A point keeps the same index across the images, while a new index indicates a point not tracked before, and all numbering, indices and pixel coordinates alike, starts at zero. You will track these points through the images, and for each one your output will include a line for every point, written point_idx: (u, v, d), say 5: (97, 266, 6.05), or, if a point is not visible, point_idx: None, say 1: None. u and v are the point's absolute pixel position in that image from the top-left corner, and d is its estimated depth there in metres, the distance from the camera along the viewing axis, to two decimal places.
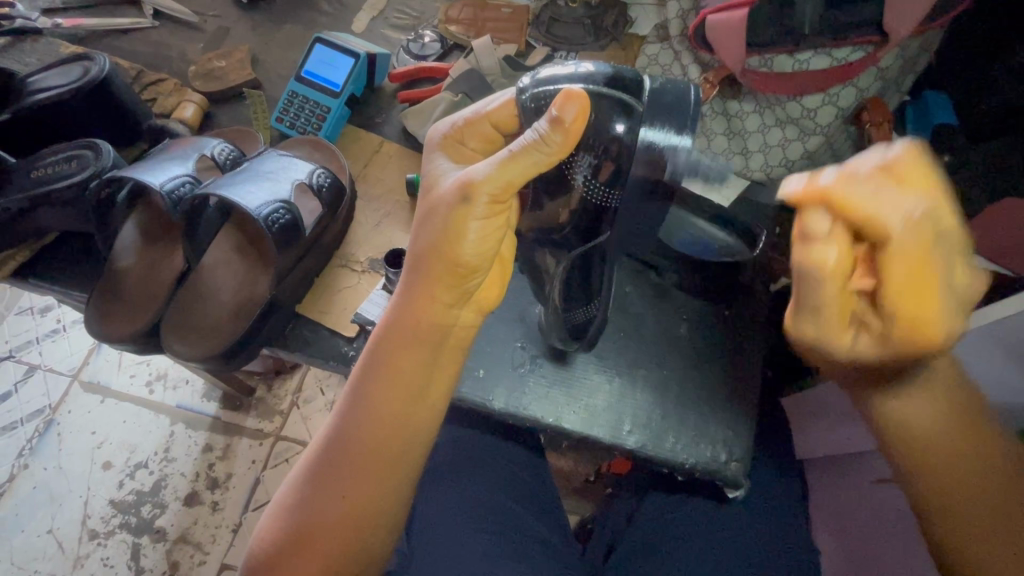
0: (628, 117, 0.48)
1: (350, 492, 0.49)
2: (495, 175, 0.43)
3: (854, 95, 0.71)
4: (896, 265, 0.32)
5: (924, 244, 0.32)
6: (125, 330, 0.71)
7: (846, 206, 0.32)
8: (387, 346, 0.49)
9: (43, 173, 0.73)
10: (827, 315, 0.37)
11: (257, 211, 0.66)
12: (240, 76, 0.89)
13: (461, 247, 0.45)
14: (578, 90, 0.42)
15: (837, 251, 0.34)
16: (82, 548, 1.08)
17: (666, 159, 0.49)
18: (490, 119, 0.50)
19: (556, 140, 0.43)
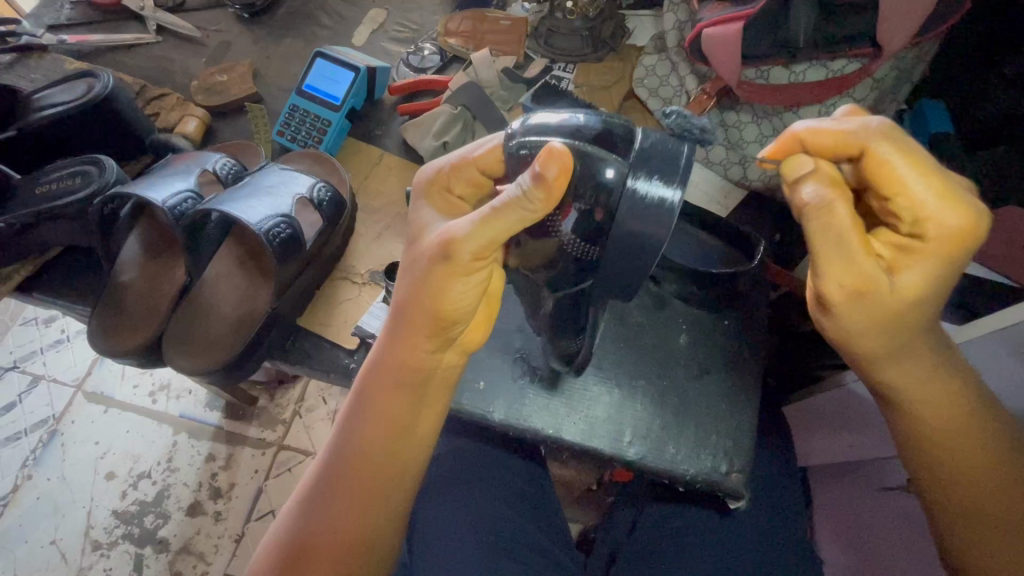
0: (618, 164, 0.46)
1: (337, 531, 0.49)
2: (473, 237, 0.45)
3: (850, 107, 0.71)
4: (885, 162, 0.41)
5: (899, 142, 0.41)
6: (129, 344, 0.72)
7: (821, 139, 0.43)
8: (373, 379, 0.51)
9: (48, 189, 0.74)
10: (852, 252, 0.41)
11: (258, 225, 0.67)
12: (242, 90, 0.90)
13: (447, 299, 0.48)
14: (560, 147, 0.41)
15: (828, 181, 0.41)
16: (85, 558, 1.08)
17: (650, 210, 0.45)
18: (473, 165, 0.52)
19: (539, 197, 0.42)
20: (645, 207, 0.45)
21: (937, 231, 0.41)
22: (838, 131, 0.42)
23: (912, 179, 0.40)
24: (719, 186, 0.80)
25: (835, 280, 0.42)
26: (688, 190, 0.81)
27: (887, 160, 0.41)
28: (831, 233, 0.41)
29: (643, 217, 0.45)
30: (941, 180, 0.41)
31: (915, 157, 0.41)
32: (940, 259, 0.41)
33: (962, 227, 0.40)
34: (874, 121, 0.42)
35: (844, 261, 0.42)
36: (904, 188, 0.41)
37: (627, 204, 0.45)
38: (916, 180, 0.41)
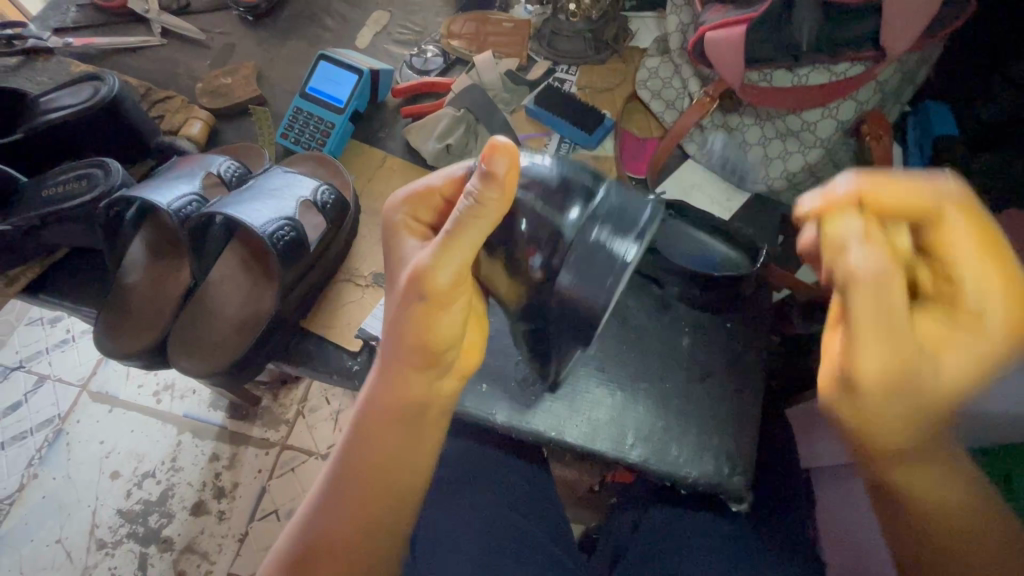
0: (585, 206, 0.46)
1: (342, 551, 0.50)
2: (442, 265, 0.45)
3: (853, 109, 0.71)
4: (952, 237, 0.39)
5: (973, 210, 0.39)
6: (133, 346, 0.72)
7: (878, 199, 0.39)
8: (366, 407, 0.51)
9: (55, 191, 0.74)
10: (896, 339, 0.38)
11: (262, 228, 0.67)
12: (246, 92, 0.90)
13: (436, 331, 0.48)
14: (504, 143, 0.42)
15: (881, 250, 0.37)
16: (90, 557, 1.09)
17: (607, 260, 0.45)
18: (437, 194, 0.53)
19: (494, 196, 0.43)
20: (597, 258, 0.45)
21: (988, 321, 0.39)
22: (907, 191, 0.38)
23: (975, 256, 0.38)
24: (722, 188, 0.80)
25: (869, 364, 0.39)
26: (690, 192, 0.81)
27: (955, 236, 0.38)
28: (878, 313, 0.37)
29: (590, 269, 0.45)
30: (1004, 263, 0.39)
31: (986, 232, 0.38)
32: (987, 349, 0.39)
33: (1021, 311, 0.39)
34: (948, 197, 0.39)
35: (881, 342, 0.38)
36: (970, 266, 0.39)
37: (580, 253, 0.45)
38: (979, 259, 0.38)
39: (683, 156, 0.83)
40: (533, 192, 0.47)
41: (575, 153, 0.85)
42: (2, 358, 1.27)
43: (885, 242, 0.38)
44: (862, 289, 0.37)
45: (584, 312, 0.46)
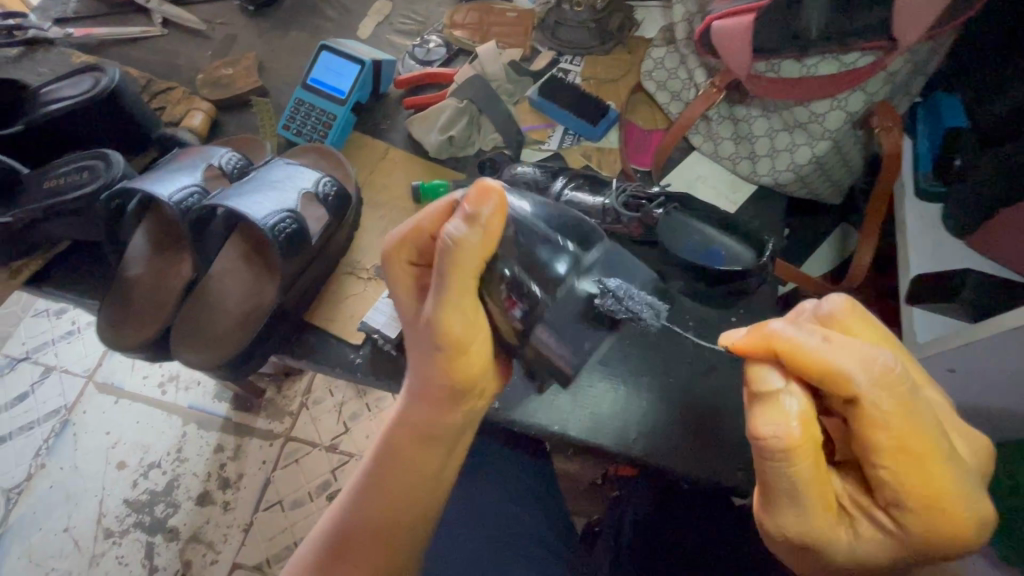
0: (573, 265, 0.49)
1: (367, 557, 0.51)
2: (451, 311, 0.47)
3: (863, 101, 0.70)
4: (873, 424, 0.39)
5: (900, 399, 0.39)
6: (137, 339, 0.73)
7: (804, 364, 0.39)
8: (396, 425, 0.54)
9: (57, 183, 0.74)
10: (813, 508, 0.41)
11: (264, 220, 0.67)
12: (247, 83, 0.90)
13: (462, 365, 0.50)
14: (493, 188, 0.45)
15: (798, 421, 0.39)
16: (98, 546, 1.10)
17: (590, 322, 0.49)
18: (424, 232, 0.52)
19: (477, 236, 0.45)
20: (575, 314, 0.49)
21: (906, 515, 0.40)
22: (825, 359, 0.39)
23: (896, 449, 0.39)
24: (727, 181, 0.79)
25: (791, 526, 0.42)
26: (695, 184, 0.80)
27: (874, 423, 0.39)
28: (793, 481, 0.40)
29: (566, 325, 0.49)
30: (931, 467, 0.39)
31: (915, 426, 0.39)
32: (906, 536, 0.41)
33: (942, 509, 0.40)
34: (881, 368, 0.39)
35: (798, 509, 0.41)
36: (891, 461, 0.39)
37: (560, 309, 0.49)
38: (898, 454, 0.39)
39: (688, 148, 0.82)
40: (524, 239, 0.50)
41: (579, 146, 0.84)
42: (9, 349, 1.28)
43: (804, 418, 0.40)
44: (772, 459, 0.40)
45: (556, 365, 0.50)
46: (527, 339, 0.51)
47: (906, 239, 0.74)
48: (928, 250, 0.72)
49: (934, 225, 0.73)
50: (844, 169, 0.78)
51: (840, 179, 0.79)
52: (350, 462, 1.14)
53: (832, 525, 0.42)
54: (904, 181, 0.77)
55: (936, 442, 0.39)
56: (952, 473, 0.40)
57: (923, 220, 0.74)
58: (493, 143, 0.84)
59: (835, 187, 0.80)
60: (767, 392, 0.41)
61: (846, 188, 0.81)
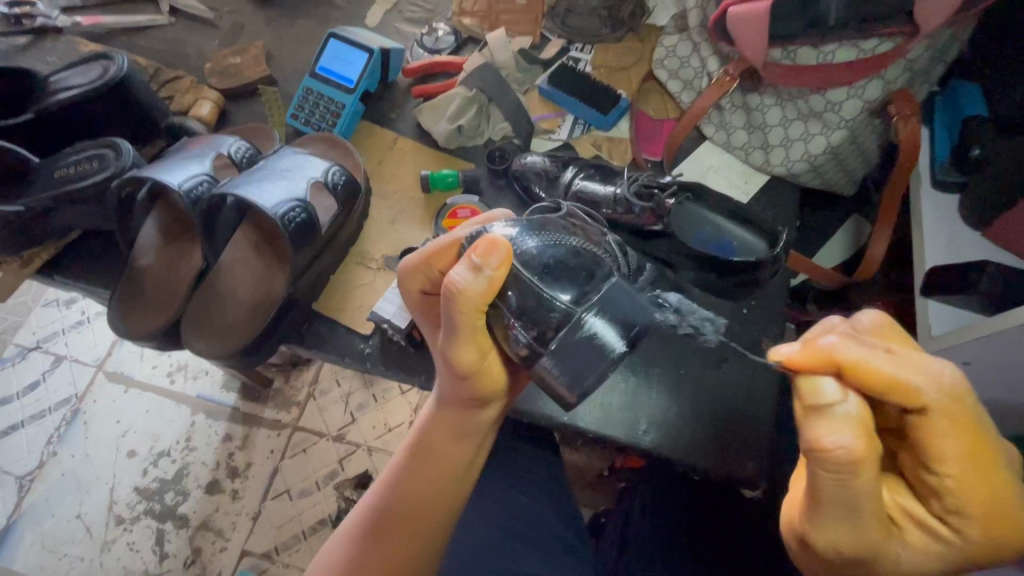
0: (579, 292, 0.43)
1: (395, 550, 0.52)
2: (464, 346, 0.47)
3: (880, 89, 0.69)
4: (937, 434, 0.36)
5: (960, 404, 0.36)
6: (147, 329, 0.73)
7: (867, 376, 0.36)
8: (429, 428, 0.55)
9: (66, 172, 0.74)
10: (868, 518, 0.37)
11: (274, 209, 0.67)
12: (255, 72, 0.89)
13: (485, 384, 0.50)
14: (503, 241, 0.43)
15: (860, 434, 0.35)
16: (109, 532, 1.11)
17: (597, 351, 0.42)
18: (436, 269, 0.52)
19: (479, 287, 0.43)
20: (586, 350, 0.42)
21: (962, 519, 0.38)
22: (892, 370, 0.35)
23: (955, 458, 0.37)
24: (739, 170, 0.79)
25: (838, 537, 0.38)
26: (707, 175, 0.79)
27: (936, 432, 0.36)
28: (853, 492, 0.36)
29: (579, 363, 0.42)
30: (987, 466, 0.37)
31: (971, 435, 0.37)
32: (960, 543, 0.38)
33: (1000, 516, 0.37)
34: (940, 377, 0.36)
35: (854, 519, 0.37)
36: (949, 465, 0.37)
37: (569, 344, 0.42)
38: (956, 460, 0.37)
39: (700, 138, 0.81)
40: (531, 271, 0.44)
41: (589, 136, 0.83)
42: (20, 338, 1.28)
43: (866, 431, 0.35)
44: (838, 471, 0.35)
45: (561, 392, 0.44)
46: (532, 367, 0.45)
47: (920, 231, 0.72)
48: (943, 242, 0.71)
49: (950, 217, 0.72)
50: (858, 159, 0.77)
51: (855, 170, 0.78)
52: (357, 452, 1.14)
53: (882, 533, 0.38)
54: (920, 172, 0.75)
55: (989, 452, 0.38)
56: (1005, 475, 0.38)
57: (940, 210, 0.72)
58: (502, 133, 0.83)
59: (849, 177, 0.79)
60: (821, 404, 0.36)
61: (859, 179, 0.80)
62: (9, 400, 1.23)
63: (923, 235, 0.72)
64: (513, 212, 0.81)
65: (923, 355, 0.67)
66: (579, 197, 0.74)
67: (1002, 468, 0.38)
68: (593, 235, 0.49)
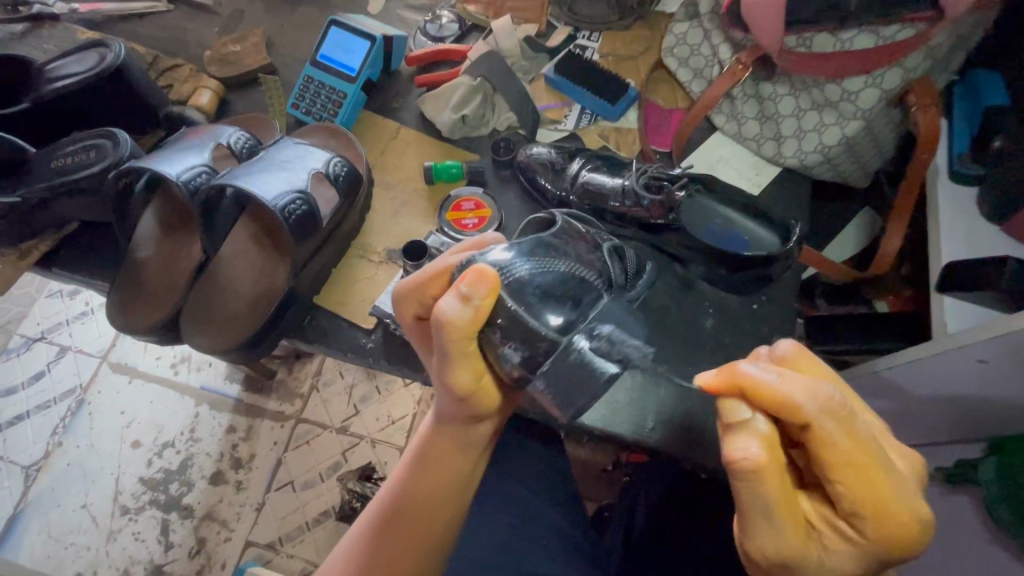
0: (568, 314, 0.43)
1: (399, 561, 0.52)
2: (458, 372, 0.46)
3: (900, 77, 0.66)
4: (826, 444, 0.37)
5: (846, 420, 0.37)
6: (147, 322, 0.72)
7: (767, 396, 0.37)
8: (426, 446, 0.54)
9: (63, 162, 0.73)
10: (780, 524, 0.38)
11: (274, 201, 0.65)
12: (256, 61, 0.87)
13: (482, 404, 0.50)
14: (490, 271, 0.41)
15: (764, 445, 0.37)
16: (114, 522, 1.12)
17: (588, 373, 0.43)
18: (427, 296, 0.50)
19: (467, 317, 0.42)
20: (578, 371, 0.43)
21: (863, 523, 0.39)
22: (792, 393, 0.37)
23: (849, 466, 0.38)
24: (750, 162, 0.77)
25: (763, 542, 0.39)
26: (717, 166, 0.77)
27: (826, 443, 0.37)
28: (760, 500, 0.37)
29: (572, 384, 0.43)
30: (878, 472, 0.38)
31: (862, 443, 0.38)
32: (871, 543, 0.39)
33: (892, 516, 0.38)
34: (831, 399, 0.37)
35: (771, 526, 0.38)
36: (842, 475, 0.38)
37: (561, 366, 0.42)
38: (850, 467, 0.38)
39: (710, 128, 0.79)
40: (519, 297, 0.43)
41: (596, 126, 0.81)
42: (24, 328, 1.28)
43: (772, 448, 0.37)
44: (747, 484, 0.37)
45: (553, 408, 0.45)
46: (525, 388, 0.46)
47: (937, 226, 0.69)
48: (962, 236, 0.68)
49: (969, 211, 0.69)
50: (873, 151, 0.75)
51: (869, 163, 0.76)
52: (360, 445, 1.14)
53: (799, 539, 0.39)
54: (937, 164, 0.72)
55: (879, 456, 0.38)
56: (894, 480, 0.39)
57: (958, 203, 0.70)
58: (506, 123, 0.81)
59: (863, 170, 0.76)
60: (738, 420, 0.38)
61: (874, 172, 0.78)
62: (14, 390, 1.23)
63: (939, 229, 0.69)
64: (518, 204, 0.79)
65: (937, 354, 0.64)
66: (586, 188, 0.73)
67: (892, 472, 0.39)
68: (590, 251, 0.48)
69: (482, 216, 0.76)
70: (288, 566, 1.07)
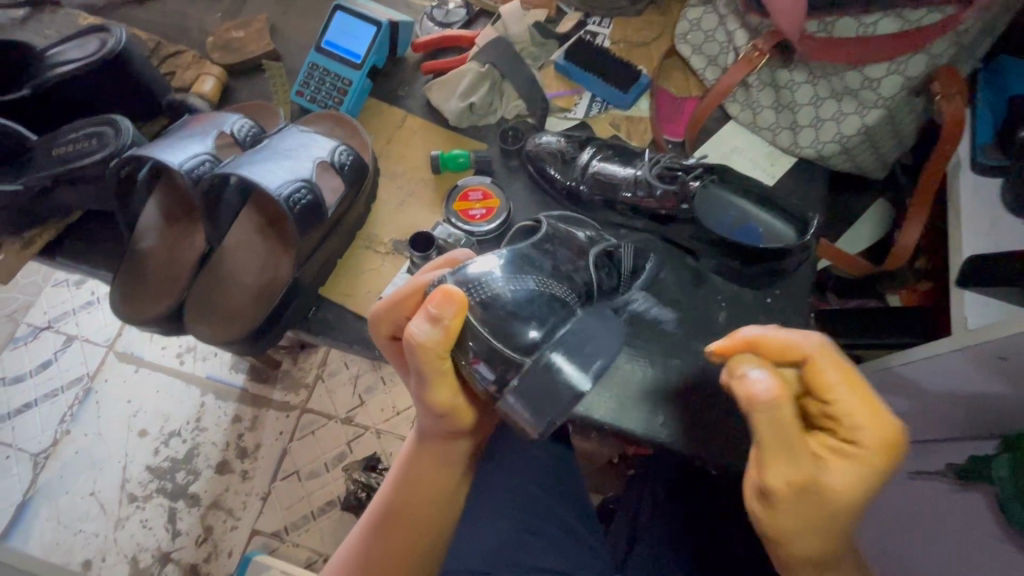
0: (542, 329, 0.44)
1: (393, 564, 0.54)
2: (435, 387, 0.49)
3: (925, 64, 0.64)
4: (825, 375, 0.38)
5: (828, 350, 0.39)
6: (151, 312, 0.71)
7: (770, 343, 0.39)
8: (412, 460, 0.57)
9: (64, 150, 0.71)
10: (791, 451, 0.37)
11: (278, 190, 0.64)
12: (259, 47, 0.86)
13: (459, 416, 0.53)
14: (456, 291, 0.44)
15: (773, 374, 0.36)
16: (122, 510, 1.12)
17: (558, 388, 0.43)
18: (402, 315, 0.53)
19: (437, 336, 0.44)
20: (550, 384, 0.43)
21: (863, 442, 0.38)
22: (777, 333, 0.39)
23: (845, 389, 0.38)
24: (764, 152, 0.75)
25: (774, 473, 0.37)
26: (731, 157, 0.75)
27: (826, 375, 0.38)
28: (774, 429, 0.36)
29: (544, 395, 0.43)
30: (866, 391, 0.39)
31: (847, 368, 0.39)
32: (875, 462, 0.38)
33: (887, 431, 0.38)
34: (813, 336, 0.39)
35: (784, 452, 0.37)
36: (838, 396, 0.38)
37: (532, 378, 0.43)
38: (850, 396, 0.38)
39: (724, 117, 0.78)
40: (490, 314, 0.45)
41: (607, 115, 0.80)
42: (31, 317, 1.28)
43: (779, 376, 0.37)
44: (763, 412, 0.35)
45: (521, 425, 0.44)
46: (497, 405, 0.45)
47: (958, 218, 0.68)
48: (984, 230, 0.66)
49: (992, 204, 0.67)
50: (893, 141, 0.72)
51: (889, 153, 0.74)
52: (365, 435, 1.14)
53: (811, 468, 0.37)
54: (960, 155, 0.71)
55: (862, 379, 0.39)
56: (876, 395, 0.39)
57: (980, 195, 0.68)
58: (515, 111, 0.80)
59: (882, 161, 0.74)
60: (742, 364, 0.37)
61: (892, 163, 0.75)
62: (22, 378, 1.23)
63: (960, 222, 0.67)
64: (526, 194, 0.78)
65: (956, 349, 0.62)
66: (596, 178, 0.71)
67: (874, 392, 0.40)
68: (570, 264, 0.50)
69: (489, 206, 0.74)
70: (294, 555, 1.07)
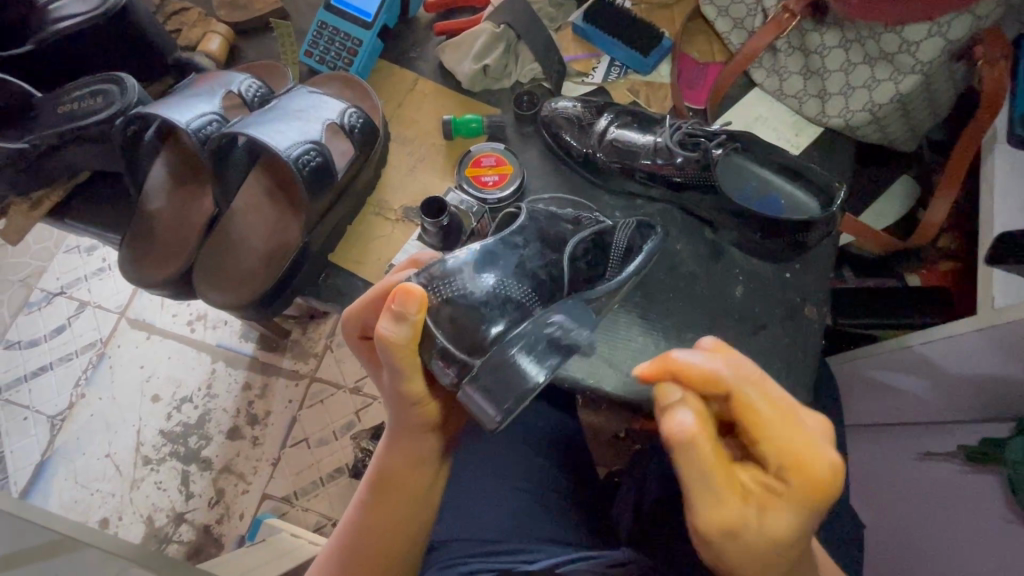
0: (507, 323, 0.45)
1: (372, 549, 0.54)
2: (407, 383, 0.48)
3: (968, 25, 0.61)
4: (754, 409, 0.36)
5: (759, 385, 0.37)
6: (159, 275, 0.70)
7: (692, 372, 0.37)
8: (388, 451, 0.56)
9: (69, 108, 0.70)
10: (720, 495, 0.35)
11: (287, 152, 0.62)
12: (267, 4, 0.83)
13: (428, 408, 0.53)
14: (417, 288, 0.43)
15: (697, 416, 0.35)
16: (137, 471, 1.14)
17: (516, 378, 0.44)
18: (367, 311, 0.52)
19: (404, 334, 0.44)
20: (509, 374, 0.44)
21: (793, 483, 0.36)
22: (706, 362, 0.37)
23: (774, 426, 0.36)
24: (790, 121, 0.72)
25: (704, 513, 0.35)
26: (753, 125, 0.73)
27: (752, 409, 0.36)
28: (694, 470, 0.35)
29: (500, 384, 0.44)
30: (796, 429, 0.36)
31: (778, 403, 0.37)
32: (807, 502, 0.36)
33: (816, 468, 0.36)
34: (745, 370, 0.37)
35: (714, 492, 0.35)
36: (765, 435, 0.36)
37: (490, 370, 0.43)
38: (778, 431, 0.36)
39: (749, 84, 0.75)
40: (458, 309, 0.45)
41: (626, 80, 0.77)
42: (44, 283, 1.28)
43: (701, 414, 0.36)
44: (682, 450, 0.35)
45: (478, 412, 0.44)
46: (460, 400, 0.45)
47: (989, 194, 0.65)
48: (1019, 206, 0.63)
49: None
50: (926, 112, 0.69)
51: (920, 125, 0.70)
52: (374, 405, 1.14)
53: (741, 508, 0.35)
54: (997, 128, 0.67)
55: (795, 413, 0.37)
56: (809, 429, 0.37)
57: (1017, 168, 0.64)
58: (530, 74, 0.77)
59: (912, 133, 0.71)
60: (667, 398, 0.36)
61: (921, 137, 0.72)
62: (37, 342, 1.25)
63: (993, 196, 0.64)
64: (540, 161, 0.76)
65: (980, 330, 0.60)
66: (614, 145, 0.69)
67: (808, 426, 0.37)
68: (537, 259, 0.50)
69: (503, 173, 0.72)
70: (303, 519, 1.09)
